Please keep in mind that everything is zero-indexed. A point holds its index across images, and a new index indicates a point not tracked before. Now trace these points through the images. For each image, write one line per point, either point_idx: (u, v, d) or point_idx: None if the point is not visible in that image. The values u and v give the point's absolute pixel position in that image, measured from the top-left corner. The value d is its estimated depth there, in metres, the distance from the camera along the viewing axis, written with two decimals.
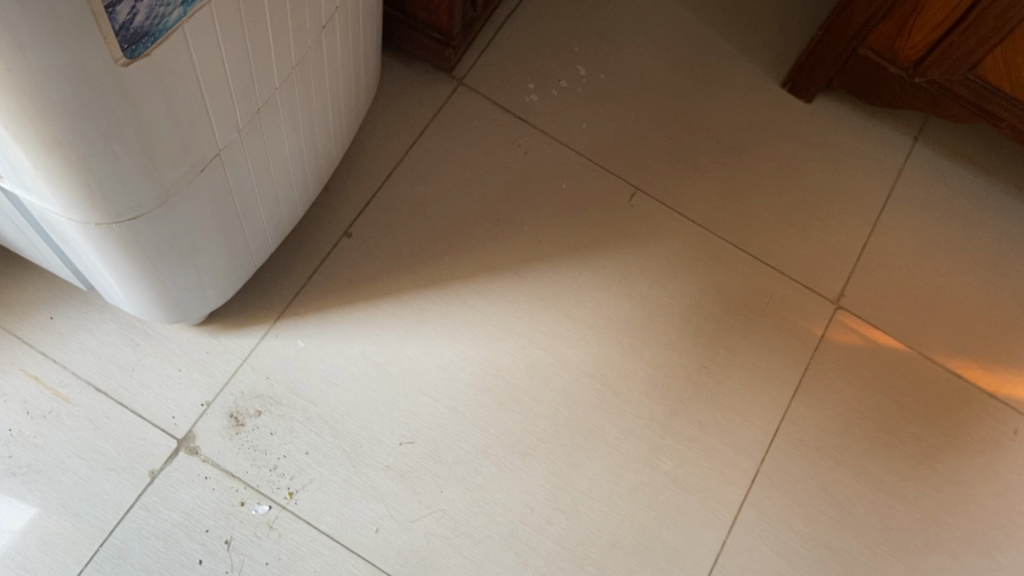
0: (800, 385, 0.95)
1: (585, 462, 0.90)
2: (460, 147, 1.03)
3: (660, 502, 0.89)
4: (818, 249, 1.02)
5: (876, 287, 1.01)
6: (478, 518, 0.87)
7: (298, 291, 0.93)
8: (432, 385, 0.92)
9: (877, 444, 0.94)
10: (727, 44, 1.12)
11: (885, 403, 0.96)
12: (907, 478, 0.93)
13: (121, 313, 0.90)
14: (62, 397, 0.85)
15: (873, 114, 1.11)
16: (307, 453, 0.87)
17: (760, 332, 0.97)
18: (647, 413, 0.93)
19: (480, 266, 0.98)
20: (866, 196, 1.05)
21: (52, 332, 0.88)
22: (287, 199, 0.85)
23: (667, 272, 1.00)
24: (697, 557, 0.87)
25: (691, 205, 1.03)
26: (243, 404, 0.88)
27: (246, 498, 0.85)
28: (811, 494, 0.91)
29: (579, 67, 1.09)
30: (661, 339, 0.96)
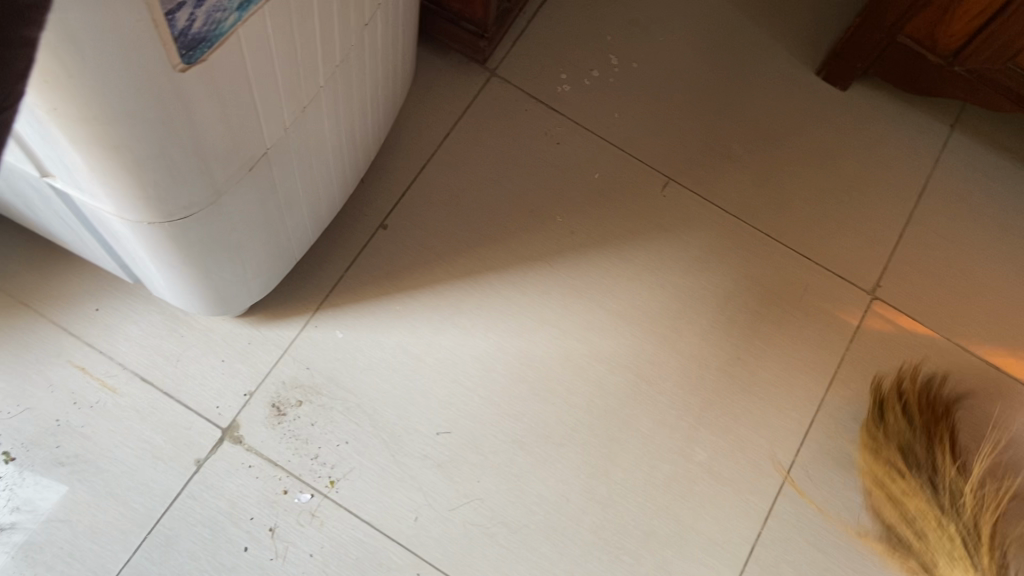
0: (835, 376, 0.96)
1: (620, 453, 0.91)
2: (494, 137, 1.03)
3: (695, 493, 0.90)
4: (853, 239, 1.02)
5: (912, 278, 1.01)
6: (515, 508, 0.88)
7: (335, 282, 0.95)
8: (469, 376, 0.93)
9: (912, 436, 0.94)
10: (760, 31, 1.11)
11: (920, 394, 0.96)
12: (941, 468, 0.93)
13: (164, 305, 0.91)
14: (108, 388, 0.87)
15: (910, 101, 1.10)
16: (348, 443, 0.89)
17: (795, 323, 0.97)
18: (682, 404, 0.93)
19: (515, 256, 0.98)
20: (902, 185, 1.05)
21: (98, 324, 0.90)
22: (326, 192, 0.86)
23: (701, 262, 1.00)
24: (732, 548, 0.88)
25: (726, 195, 1.03)
26: (284, 394, 0.90)
27: (289, 486, 0.86)
28: (846, 485, 0.91)
29: (611, 56, 1.08)
30: (695, 330, 0.97)
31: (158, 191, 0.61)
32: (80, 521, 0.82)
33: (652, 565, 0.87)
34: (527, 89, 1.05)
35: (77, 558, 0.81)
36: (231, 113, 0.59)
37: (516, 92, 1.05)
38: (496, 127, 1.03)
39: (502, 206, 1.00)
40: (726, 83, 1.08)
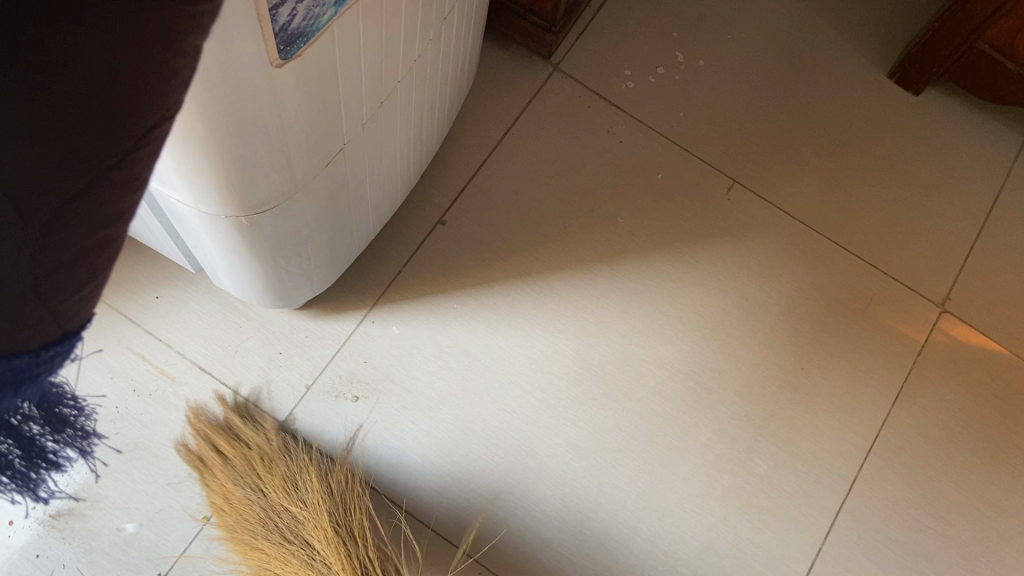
0: (899, 390, 0.94)
1: (678, 461, 0.90)
2: (556, 133, 1.01)
3: (754, 505, 0.88)
4: (922, 250, 0.99)
5: (982, 292, 0.98)
6: (571, 513, 0.87)
7: (394, 277, 0.93)
8: (526, 377, 0.92)
9: (978, 455, 0.92)
10: (830, 32, 1.08)
11: (986, 411, 0.94)
12: (1007, 489, 0.91)
13: (223, 295, 0.91)
14: (167, 376, 0.87)
15: (983, 109, 1.07)
16: (404, 440, 0.88)
17: (860, 334, 0.95)
18: (742, 413, 0.92)
19: (575, 256, 0.97)
20: (973, 195, 1.02)
21: (157, 311, 0.89)
22: (391, 187, 0.85)
23: (765, 268, 0.97)
24: (791, 562, 0.87)
25: (792, 200, 1.00)
26: (341, 389, 0.89)
27: None
28: (909, 503, 0.89)
29: (677, 53, 1.05)
30: (757, 338, 0.95)
31: (242, 188, 0.60)
32: (137, 510, 0.82)
33: None
34: (591, 85, 1.03)
35: (134, 547, 0.81)
36: (316, 108, 0.58)
37: (579, 88, 1.03)
38: (558, 123, 1.01)
39: (562, 204, 0.98)
40: (794, 84, 1.05)
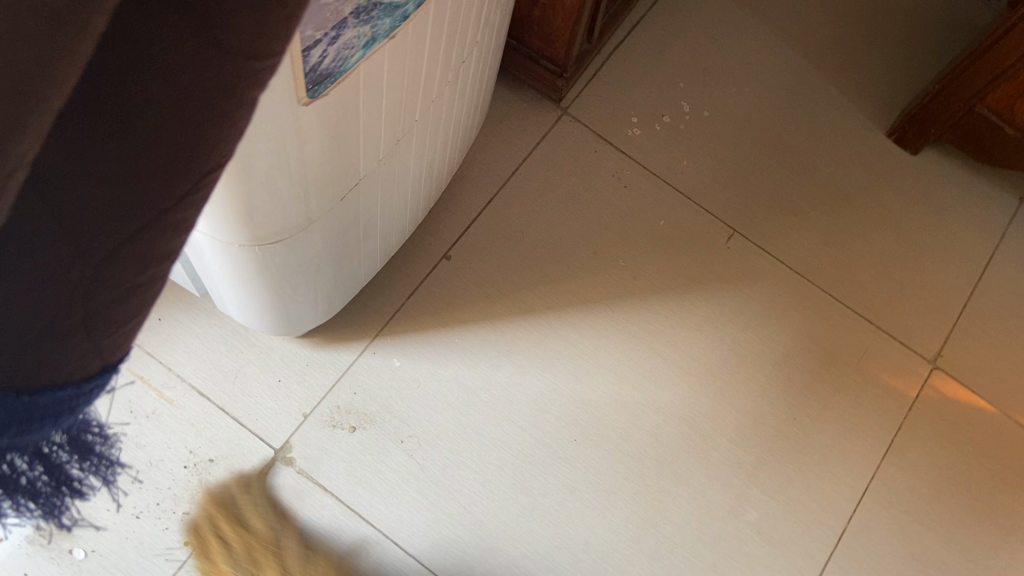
0: (891, 444, 0.95)
1: (670, 506, 0.90)
2: (562, 175, 1.03)
3: (744, 553, 0.89)
4: (916, 307, 1.01)
5: (974, 351, 1.00)
6: (562, 554, 0.87)
7: (397, 309, 0.95)
8: (522, 414, 0.92)
9: (967, 512, 0.93)
10: (833, 90, 1.11)
11: (975, 468, 0.95)
12: (995, 547, 0.92)
13: (226, 320, 0.92)
14: (165, 399, 0.87)
15: (979, 171, 1.09)
16: (398, 473, 0.88)
17: (853, 387, 0.97)
18: (735, 460, 0.92)
19: (576, 296, 0.98)
20: (968, 256, 1.04)
21: (160, 333, 0.90)
22: (399, 221, 0.86)
23: (762, 317, 0.99)
24: None
25: (790, 252, 1.02)
26: (339, 419, 0.89)
27: (338, 514, 0.86)
28: (898, 557, 0.90)
29: (682, 103, 1.08)
30: (752, 386, 0.96)
31: (259, 221, 0.62)
32: (128, 533, 0.82)
33: None
34: (598, 131, 1.05)
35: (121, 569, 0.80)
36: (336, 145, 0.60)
37: (586, 132, 1.05)
38: (564, 165, 1.03)
39: (565, 245, 1.00)
40: (796, 139, 1.08)
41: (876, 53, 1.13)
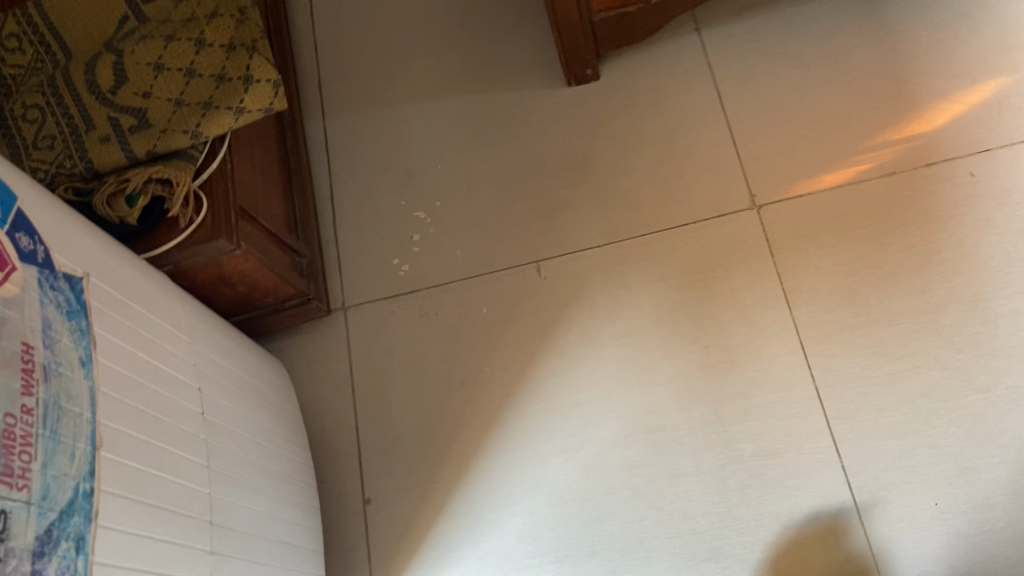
0: (673, 199, 1.07)
1: (643, 349, 0.99)
2: (371, 226, 1.14)
3: (705, 325, 0.99)
4: (547, 128, 1.15)
5: (640, 217, 1.06)
6: (628, 391, 0.97)
7: (149, 371, 0.65)
8: (154, 378, 0.65)
9: (662, 165, 1.09)
10: (368, 104, 1.23)
11: (672, 165, 1.09)
12: (701, 288, 1.01)
13: (62, 299, 0.55)
14: (75, 410, 0.52)
15: (495, 63, 1.21)
16: (76, 465, 0.51)
17: (635, 220, 1.06)
18: (644, 320, 1.00)
19: (525, 363, 1.01)
20: (526, 90, 1.17)
21: (80, 445, 0.52)
22: (69, 458, 0.51)
23: (605, 215, 1.07)
24: (679, 239, 1.04)
25: (577, 220, 1.08)
26: (65, 460, 0.50)
27: (79, 393, 0.53)
28: (650, 166, 1.09)
29: (393, 258, 1.11)
30: (623, 260, 1.04)
31: None
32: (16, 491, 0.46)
33: (750, 368, 0.96)
34: (373, 173, 1.18)
35: None
36: (407, 342, 1.06)
37: None
38: (559, 184, 1.11)
39: (536, 288, 1.05)
40: (380, 158, 1.18)
41: (518, 40, 1.21)
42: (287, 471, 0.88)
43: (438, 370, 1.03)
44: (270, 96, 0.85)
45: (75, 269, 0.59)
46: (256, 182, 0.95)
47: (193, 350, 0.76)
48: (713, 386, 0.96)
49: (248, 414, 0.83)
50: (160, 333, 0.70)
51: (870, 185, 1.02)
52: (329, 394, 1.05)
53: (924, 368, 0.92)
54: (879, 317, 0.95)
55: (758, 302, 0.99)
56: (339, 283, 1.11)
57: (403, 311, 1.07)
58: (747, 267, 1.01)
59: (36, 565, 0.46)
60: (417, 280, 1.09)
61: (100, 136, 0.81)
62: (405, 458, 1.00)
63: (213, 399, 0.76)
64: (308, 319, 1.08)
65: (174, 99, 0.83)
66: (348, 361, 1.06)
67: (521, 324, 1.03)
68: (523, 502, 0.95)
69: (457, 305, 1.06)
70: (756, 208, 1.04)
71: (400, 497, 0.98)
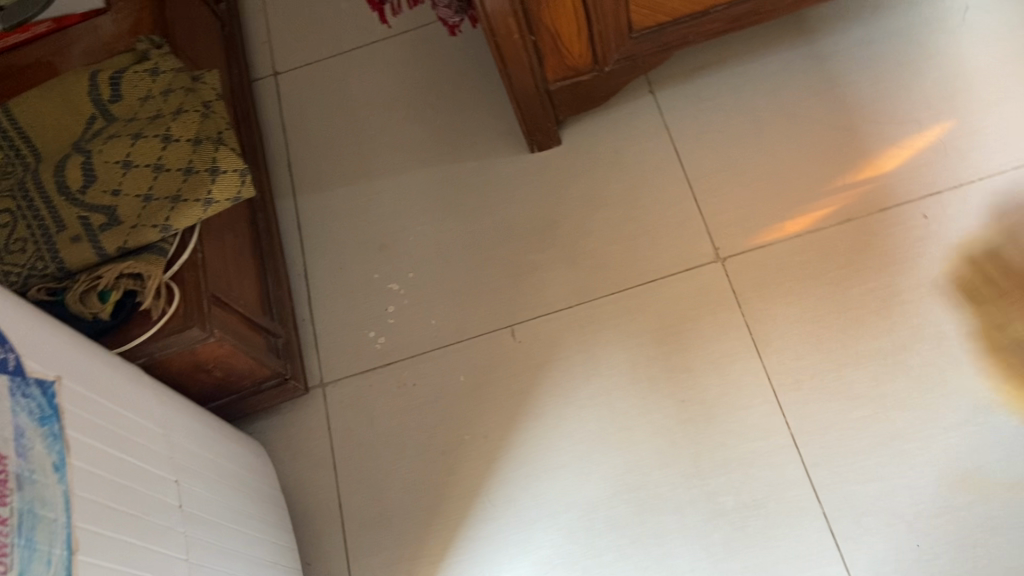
0: (641, 256, 1.09)
1: (621, 406, 1.00)
2: (345, 299, 1.15)
3: (681, 378, 1.00)
4: (514, 193, 1.17)
5: (609, 275, 1.08)
6: (610, 448, 0.98)
7: (125, 467, 0.65)
8: (130, 473, 0.66)
9: (628, 223, 1.12)
10: (337, 181, 1.26)
11: (639, 223, 1.11)
12: (673, 342, 1.03)
13: (34, 404, 0.56)
14: (49, 516, 0.53)
15: (459, 133, 1.24)
16: (52, 571, 0.51)
17: (605, 278, 1.08)
18: (620, 378, 1.02)
19: (506, 426, 1.02)
20: (491, 158, 1.21)
21: (55, 551, 0.52)
22: (44, 564, 0.50)
23: (575, 276, 1.10)
24: (650, 294, 1.06)
25: (548, 282, 1.10)
26: (41, 567, 0.50)
27: (52, 500, 0.54)
28: (616, 225, 1.12)
29: (368, 331, 1.12)
30: (595, 319, 1.06)
31: None
32: None
33: (728, 419, 0.97)
34: (345, 247, 1.20)
35: None
36: (388, 415, 1.06)
37: None
38: (529, 247, 1.13)
39: (512, 352, 1.06)
40: (351, 233, 1.20)
41: (481, 110, 1.25)
42: (270, 556, 0.88)
43: (418, 441, 1.04)
44: (236, 185, 0.87)
45: (46, 373, 0.60)
46: (227, 267, 0.96)
47: (170, 442, 0.76)
48: (691, 440, 0.97)
49: (227, 500, 0.83)
50: (135, 427, 0.71)
51: (828, 232, 1.05)
52: (311, 473, 1.05)
53: (896, 408, 0.94)
54: (847, 361, 0.97)
55: (730, 353, 1.00)
56: (316, 359, 1.12)
57: (381, 384, 1.08)
58: (718, 318, 1.03)
59: None
60: (393, 352, 1.10)
61: (71, 236, 0.82)
62: (391, 533, 0.99)
63: (191, 489, 0.76)
64: (286, 397, 1.09)
65: (143, 194, 0.85)
66: (328, 438, 1.07)
67: (499, 389, 1.04)
68: (511, 570, 0.94)
69: (434, 374, 1.07)
70: (720, 260, 1.06)
71: (388, 573, 0.97)
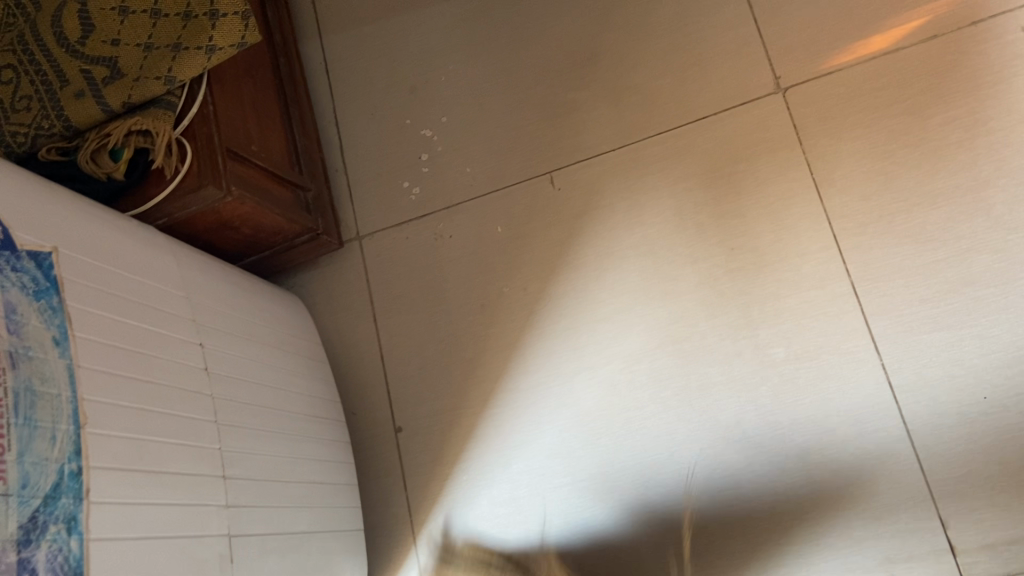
0: (693, 90, 0.99)
1: (667, 255, 0.94)
2: (378, 147, 1.10)
3: (733, 223, 0.93)
4: (553, 23, 1.07)
5: (658, 113, 0.99)
6: (654, 300, 0.93)
7: (140, 336, 0.64)
8: (146, 341, 0.65)
9: (679, 52, 1.00)
10: (364, 18, 1.17)
11: (691, 51, 1.00)
12: (726, 184, 0.94)
13: (29, 277, 0.54)
14: (51, 390, 0.52)
15: None
16: (57, 445, 0.51)
17: (653, 116, 0.99)
18: (668, 225, 0.95)
19: (545, 278, 0.98)
20: None
21: (61, 425, 0.52)
22: (47, 441, 0.51)
23: (620, 115, 1.00)
24: (702, 132, 0.97)
25: (591, 122, 1.01)
26: (44, 443, 0.50)
27: (55, 373, 0.53)
28: (666, 55, 1.01)
29: (403, 180, 1.07)
30: (641, 162, 0.98)
31: None
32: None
33: (783, 267, 0.90)
34: (375, 91, 1.12)
35: None
36: (425, 268, 1.03)
37: None
38: (570, 84, 1.04)
39: (553, 200, 1.00)
40: (382, 75, 1.13)
41: None
42: (310, 411, 0.88)
43: (456, 293, 1.01)
44: (239, 30, 0.81)
45: (41, 244, 0.57)
46: (246, 119, 0.92)
47: (192, 304, 0.75)
48: (741, 289, 0.90)
49: (261, 360, 0.83)
50: (151, 293, 0.69)
51: (908, 52, 0.92)
52: (352, 328, 1.04)
53: (973, 251, 0.85)
54: (921, 200, 0.87)
55: (788, 195, 0.92)
56: (351, 211, 1.08)
57: (417, 236, 1.04)
58: (776, 157, 0.93)
59: (21, 552, 0.47)
60: (429, 203, 1.05)
61: (74, 91, 0.77)
62: (432, 385, 0.99)
63: (218, 352, 0.75)
64: (322, 251, 1.06)
65: (143, 43, 0.79)
66: (367, 292, 1.05)
67: (538, 239, 0.99)
68: (552, 422, 0.93)
69: (471, 225, 1.02)
70: (781, 91, 0.95)
71: (431, 424, 0.97)
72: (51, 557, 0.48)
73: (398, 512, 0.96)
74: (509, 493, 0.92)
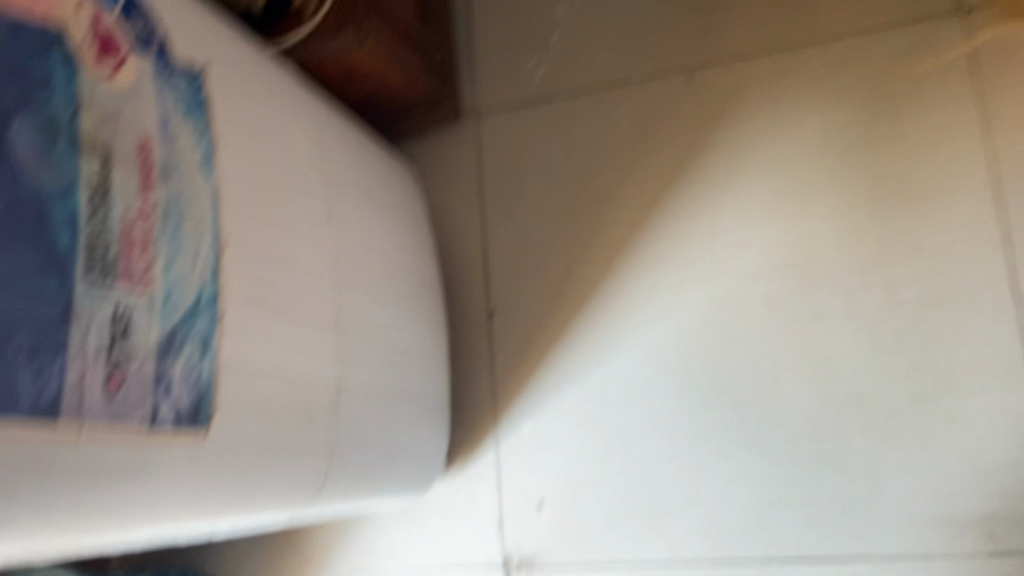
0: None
1: (803, 174, 0.88)
2: (508, 20, 1.04)
3: (882, 150, 0.86)
4: None
5: (818, 19, 0.91)
6: (781, 220, 0.88)
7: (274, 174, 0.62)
8: (279, 180, 0.63)
9: None
10: None
11: None
12: (881, 106, 0.87)
13: (181, 92, 0.52)
14: (195, 210, 0.51)
15: None
16: (197, 266, 0.50)
17: (812, 22, 0.91)
18: (809, 142, 0.89)
19: (667, 181, 0.93)
20: None
21: (202, 247, 0.51)
22: (188, 260, 0.50)
23: (776, 16, 0.93)
24: (864, 46, 0.89)
25: (741, 20, 0.94)
26: (186, 262, 0.49)
27: (200, 194, 0.52)
28: None
29: (529, 59, 1.02)
30: (790, 71, 0.91)
31: None
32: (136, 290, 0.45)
33: (930, 204, 0.84)
34: None
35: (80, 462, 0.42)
36: (541, 154, 0.99)
37: None
38: None
39: (687, 100, 0.94)
40: None
41: None
42: (413, 280, 0.87)
43: (571, 184, 0.97)
44: None
45: (193, 61, 0.55)
46: None
47: (320, 152, 0.73)
48: (878, 221, 0.85)
49: (375, 221, 0.81)
50: (286, 133, 0.67)
51: None
52: (458, 205, 1.02)
53: None
54: None
55: (949, 127, 0.85)
56: (471, 84, 1.04)
57: (537, 120, 1.00)
58: (943, 83, 0.86)
59: (159, 365, 0.47)
60: (554, 87, 1.00)
61: None
62: (533, 275, 0.97)
63: (339, 205, 0.74)
64: (437, 122, 1.03)
65: None
66: (478, 171, 1.02)
67: (666, 140, 0.94)
68: (653, 330, 0.90)
69: (595, 115, 0.98)
70: (962, 11, 0.86)
71: (526, 314, 0.96)
72: (185, 375, 0.48)
73: (482, 394, 0.96)
74: (597, 394, 0.91)
